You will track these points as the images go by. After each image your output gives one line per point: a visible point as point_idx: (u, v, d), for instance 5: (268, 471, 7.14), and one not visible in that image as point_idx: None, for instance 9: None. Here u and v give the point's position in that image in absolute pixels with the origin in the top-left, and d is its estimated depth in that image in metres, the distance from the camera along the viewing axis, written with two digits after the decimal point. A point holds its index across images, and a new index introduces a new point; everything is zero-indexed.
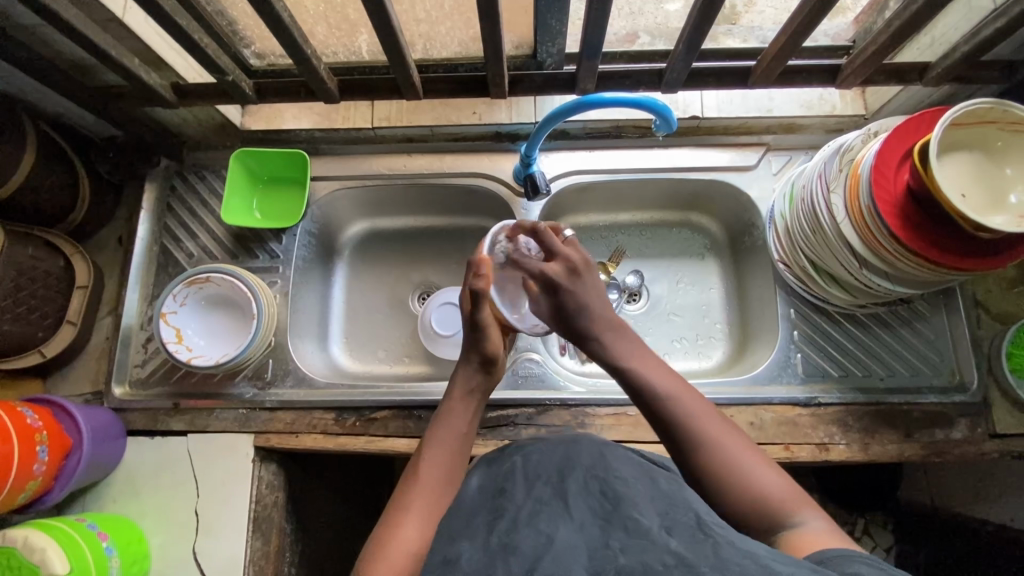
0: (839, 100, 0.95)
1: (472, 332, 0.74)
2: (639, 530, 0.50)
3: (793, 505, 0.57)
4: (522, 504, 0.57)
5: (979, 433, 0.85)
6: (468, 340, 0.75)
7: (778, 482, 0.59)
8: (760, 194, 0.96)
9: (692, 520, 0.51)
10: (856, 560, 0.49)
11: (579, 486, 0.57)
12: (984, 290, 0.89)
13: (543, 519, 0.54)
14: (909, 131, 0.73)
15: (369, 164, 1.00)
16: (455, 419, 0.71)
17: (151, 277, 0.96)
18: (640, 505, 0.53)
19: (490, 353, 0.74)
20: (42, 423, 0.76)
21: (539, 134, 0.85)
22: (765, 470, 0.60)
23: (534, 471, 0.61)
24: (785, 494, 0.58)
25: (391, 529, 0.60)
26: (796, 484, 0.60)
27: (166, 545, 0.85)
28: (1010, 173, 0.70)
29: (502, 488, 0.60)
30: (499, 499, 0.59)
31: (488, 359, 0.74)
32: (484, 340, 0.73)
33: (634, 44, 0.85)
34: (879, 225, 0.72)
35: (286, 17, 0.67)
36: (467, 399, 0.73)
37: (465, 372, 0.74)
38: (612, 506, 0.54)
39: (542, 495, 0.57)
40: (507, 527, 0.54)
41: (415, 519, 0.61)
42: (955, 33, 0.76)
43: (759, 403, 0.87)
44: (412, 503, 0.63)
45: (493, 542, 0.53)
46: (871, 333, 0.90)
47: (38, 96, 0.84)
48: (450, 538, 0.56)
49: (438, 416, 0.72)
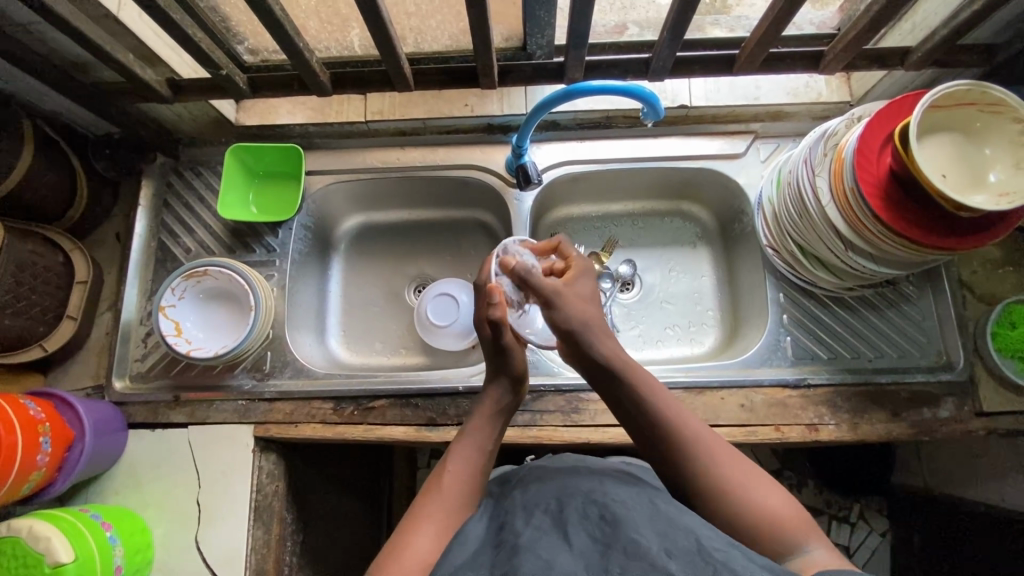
0: (825, 87, 0.96)
1: (499, 354, 0.74)
2: (639, 553, 0.51)
3: (796, 524, 0.59)
4: (522, 532, 0.56)
5: (965, 412, 0.86)
6: (492, 362, 0.75)
7: (782, 502, 0.60)
8: (749, 181, 0.97)
9: (691, 544, 0.51)
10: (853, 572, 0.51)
11: (578, 513, 0.57)
12: (969, 272, 0.91)
13: (544, 546, 0.53)
14: (892, 114, 0.75)
15: (363, 158, 1.01)
16: (481, 436, 0.71)
17: (149, 272, 0.98)
18: (638, 526, 0.54)
19: (518, 372, 0.75)
20: (44, 415, 0.77)
21: (530, 124, 0.86)
22: (767, 489, 0.61)
23: (532, 501, 0.61)
24: (787, 513, 0.60)
25: (407, 535, 0.62)
26: (796, 503, 0.61)
27: (168, 535, 0.87)
28: (990, 153, 0.72)
29: (503, 524, 0.60)
30: (501, 532, 0.59)
31: (517, 379, 0.75)
32: (510, 362, 0.74)
33: (623, 35, 0.86)
34: (863, 207, 0.74)
35: (278, 10, 0.69)
36: (494, 418, 0.74)
37: (494, 390, 0.75)
38: (612, 530, 0.54)
39: (542, 524, 0.57)
40: (509, 554, 0.54)
41: (432, 528, 0.62)
42: (934, 18, 0.78)
43: (749, 385, 0.88)
44: (430, 512, 0.64)
45: (494, 571, 0.53)
46: (859, 315, 0.91)
47: (35, 94, 0.85)
48: (453, 568, 0.56)
49: (464, 430, 0.72)
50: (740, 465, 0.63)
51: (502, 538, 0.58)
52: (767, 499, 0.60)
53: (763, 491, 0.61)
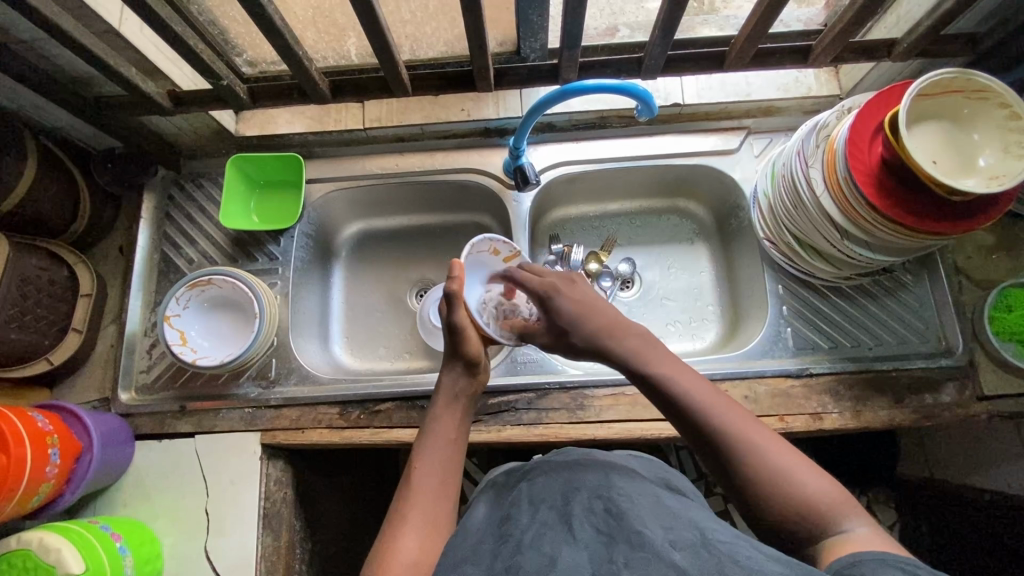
0: (814, 82, 0.98)
1: (450, 336, 0.76)
2: (644, 545, 0.50)
3: (838, 508, 0.57)
4: (527, 528, 0.56)
5: (967, 396, 0.87)
6: (449, 346, 0.78)
7: (823, 485, 0.58)
8: (744, 176, 0.99)
9: (695, 536, 0.52)
10: (886, 563, 0.48)
11: (584, 507, 0.56)
12: (964, 258, 0.92)
13: (548, 541, 0.54)
14: (882, 103, 0.76)
15: (363, 165, 1.02)
16: (444, 425, 0.73)
17: (153, 284, 0.98)
18: (642, 519, 0.53)
19: (473, 355, 0.77)
20: (52, 427, 0.78)
21: (527, 125, 0.88)
22: (808, 473, 0.59)
23: (538, 495, 0.61)
24: (830, 497, 0.57)
25: (389, 542, 0.62)
26: (838, 484, 0.59)
27: (178, 544, 0.87)
28: (978, 138, 0.73)
29: (507, 516, 0.60)
30: (504, 524, 0.59)
31: (472, 362, 0.77)
32: (464, 343, 0.76)
33: (615, 37, 0.88)
34: (856, 195, 0.75)
35: (278, 19, 0.70)
36: (454, 402, 0.75)
37: (450, 376, 0.77)
38: (617, 522, 0.54)
39: (547, 519, 0.57)
40: (512, 550, 0.54)
41: (413, 531, 0.63)
42: (917, 10, 0.80)
43: (752, 376, 0.89)
44: (407, 514, 0.65)
45: (498, 565, 0.53)
46: (858, 304, 0.93)
47: (39, 110, 0.87)
48: (454, 562, 0.57)
49: (427, 422, 0.74)
50: (779, 447, 0.61)
51: (505, 531, 0.58)
52: (808, 484, 0.58)
53: (805, 478, 0.58)
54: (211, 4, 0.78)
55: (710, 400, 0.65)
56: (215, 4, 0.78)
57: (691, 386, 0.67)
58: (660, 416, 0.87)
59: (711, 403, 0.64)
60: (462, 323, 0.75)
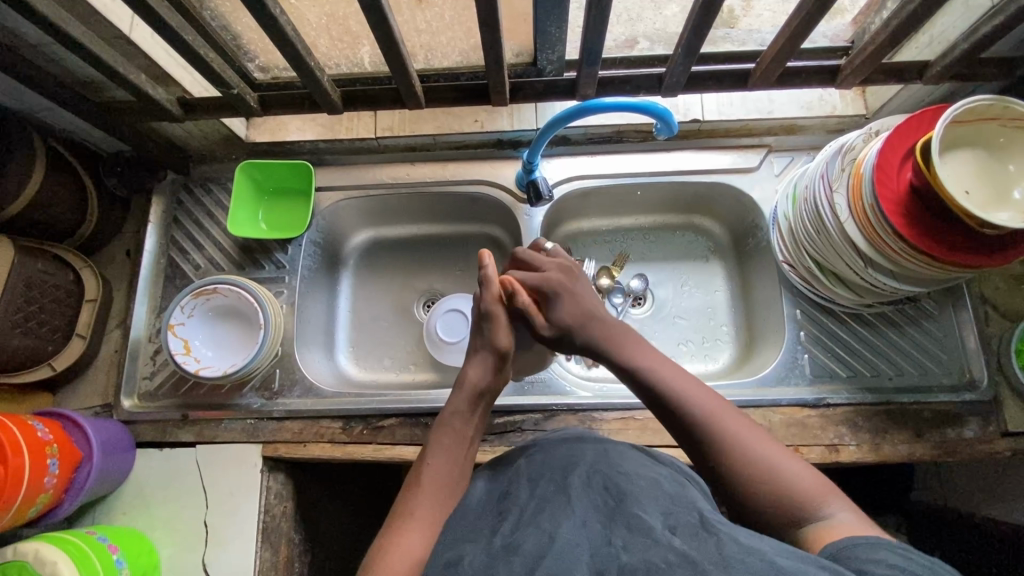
0: (839, 100, 0.95)
1: (484, 324, 0.73)
2: (644, 529, 0.50)
3: (822, 493, 0.55)
4: (525, 505, 0.56)
5: (991, 432, 0.84)
6: (479, 336, 0.74)
7: (804, 473, 0.57)
8: (763, 196, 0.96)
9: (694, 519, 0.51)
10: (881, 546, 0.48)
11: (582, 483, 0.56)
12: (991, 288, 0.89)
13: (547, 518, 0.53)
14: (913, 129, 0.73)
15: (374, 173, 1.01)
16: (462, 422, 0.70)
17: (159, 289, 0.97)
18: (642, 503, 0.53)
19: (503, 347, 0.73)
20: (51, 436, 0.76)
21: (541, 140, 0.85)
22: (790, 462, 0.58)
23: (537, 471, 0.60)
24: (812, 483, 0.56)
25: (394, 536, 0.59)
26: (821, 474, 0.58)
27: (176, 556, 0.85)
28: (1014, 169, 0.70)
29: (506, 492, 0.59)
30: (502, 501, 0.59)
31: (503, 354, 0.73)
32: (497, 332, 0.73)
33: (634, 49, 0.85)
34: (882, 222, 0.72)
35: (290, 30, 0.68)
36: (476, 401, 0.71)
37: (479, 371, 0.72)
38: (616, 503, 0.53)
39: (546, 493, 0.56)
40: (510, 527, 0.53)
41: (419, 528, 0.60)
42: (953, 31, 0.76)
43: (767, 405, 0.87)
44: (414, 509, 0.62)
45: (496, 542, 0.52)
46: (879, 332, 0.90)
47: (48, 113, 0.85)
48: (452, 540, 0.55)
49: (444, 415, 0.70)
50: (754, 435, 0.60)
51: (503, 506, 0.58)
52: (779, 466, 0.57)
53: (781, 463, 0.58)
54: (224, 9, 0.74)
55: (683, 385, 0.65)
56: (228, 10, 0.74)
57: (670, 375, 0.66)
58: (669, 442, 0.85)
59: (689, 390, 0.64)
60: (494, 309, 0.73)
